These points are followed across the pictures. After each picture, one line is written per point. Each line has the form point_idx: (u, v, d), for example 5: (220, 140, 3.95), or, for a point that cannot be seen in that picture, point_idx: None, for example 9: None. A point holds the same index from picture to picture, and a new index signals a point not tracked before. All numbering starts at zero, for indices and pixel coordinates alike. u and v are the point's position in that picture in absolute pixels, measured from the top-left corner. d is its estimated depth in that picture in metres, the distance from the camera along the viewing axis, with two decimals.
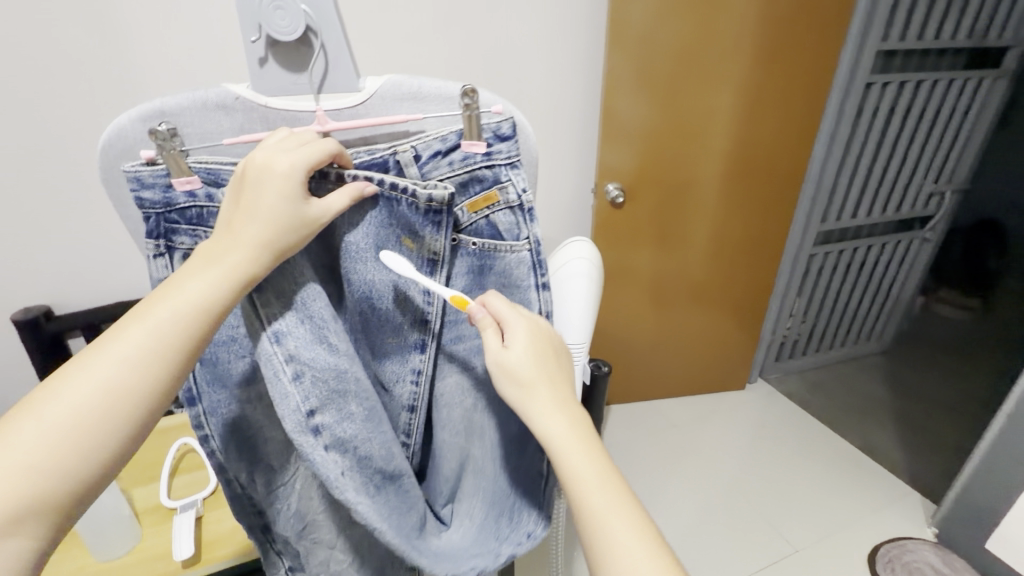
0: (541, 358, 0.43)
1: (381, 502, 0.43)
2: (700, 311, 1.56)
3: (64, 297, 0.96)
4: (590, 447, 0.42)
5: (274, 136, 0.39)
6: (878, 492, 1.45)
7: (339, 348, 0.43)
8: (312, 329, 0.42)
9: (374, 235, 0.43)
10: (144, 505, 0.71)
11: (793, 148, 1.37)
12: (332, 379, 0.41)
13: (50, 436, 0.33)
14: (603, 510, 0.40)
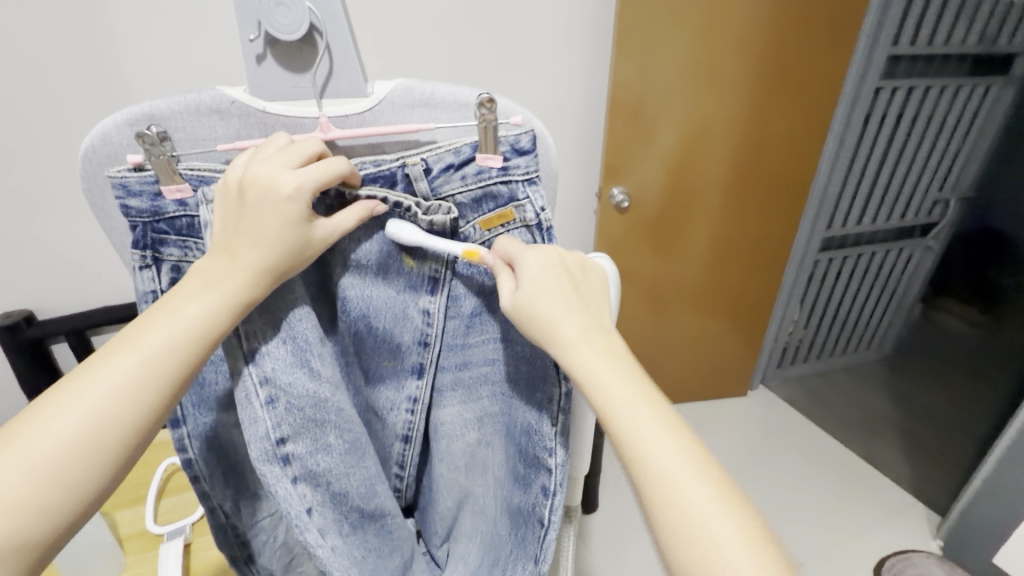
0: (569, 299, 0.39)
1: (353, 543, 0.43)
2: (701, 318, 1.54)
3: (48, 300, 0.93)
4: (652, 403, 0.36)
5: (270, 142, 0.36)
6: (877, 506, 1.44)
7: (321, 375, 0.41)
8: (293, 351, 0.39)
9: (378, 254, 0.43)
10: (130, 530, 0.70)
11: (799, 156, 1.35)
12: (309, 407, 0.40)
13: (31, 468, 0.30)
14: (674, 472, 0.33)
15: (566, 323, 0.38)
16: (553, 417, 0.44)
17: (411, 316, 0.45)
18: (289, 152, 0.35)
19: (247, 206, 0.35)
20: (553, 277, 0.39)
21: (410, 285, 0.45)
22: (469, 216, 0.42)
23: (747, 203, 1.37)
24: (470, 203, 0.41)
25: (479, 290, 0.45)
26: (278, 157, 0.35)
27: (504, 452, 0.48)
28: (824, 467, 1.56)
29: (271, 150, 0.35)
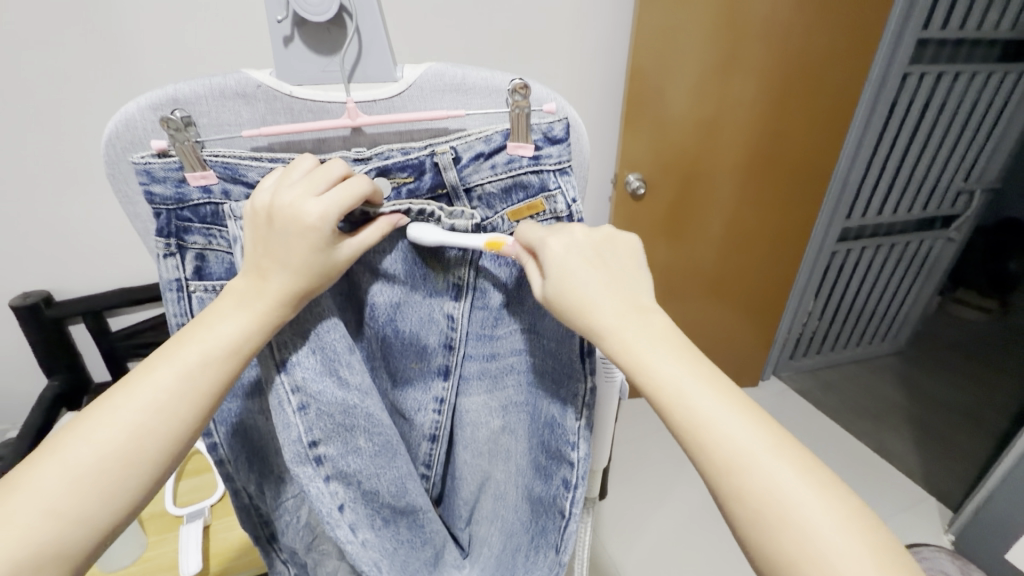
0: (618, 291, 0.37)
1: (386, 536, 0.44)
2: (714, 306, 1.51)
3: (64, 281, 0.93)
4: (705, 376, 0.34)
5: (297, 166, 0.36)
6: (892, 499, 1.39)
7: (350, 383, 0.41)
8: (322, 360, 0.39)
9: (404, 263, 0.44)
10: (151, 511, 0.72)
11: (818, 142, 1.32)
12: (339, 414, 0.39)
13: (73, 479, 0.30)
14: (748, 453, 0.31)
15: (604, 306, 0.36)
16: (577, 412, 0.44)
17: (436, 316, 0.45)
18: (315, 177, 0.35)
19: (275, 226, 0.35)
20: (587, 256, 0.38)
21: (437, 287, 0.45)
22: (498, 206, 0.41)
23: (762, 193, 1.34)
24: (499, 193, 0.41)
25: (509, 279, 0.45)
26: (303, 185, 0.34)
27: (527, 443, 0.48)
28: (837, 459, 1.49)
29: (298, 173, 0.35)
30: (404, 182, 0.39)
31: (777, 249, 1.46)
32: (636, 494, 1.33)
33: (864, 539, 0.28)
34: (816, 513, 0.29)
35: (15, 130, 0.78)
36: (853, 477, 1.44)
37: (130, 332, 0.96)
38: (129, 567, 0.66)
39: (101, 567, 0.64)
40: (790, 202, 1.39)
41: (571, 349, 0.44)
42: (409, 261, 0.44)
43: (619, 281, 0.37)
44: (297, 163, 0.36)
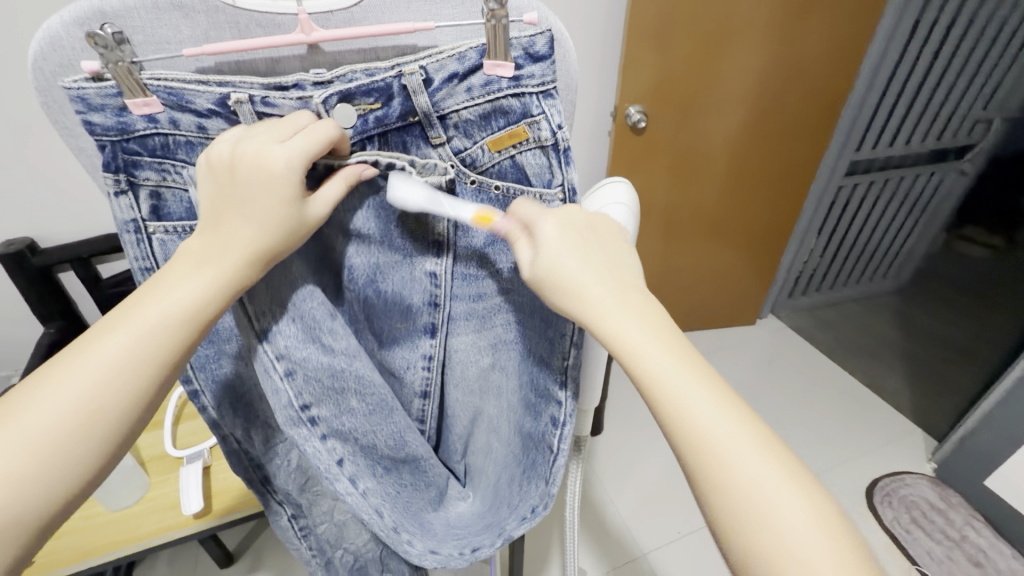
0: (611, 276, 0.35)
1: (388, 482, 0.44)
2: (713, 245, 1.48)
3: (51, 228, 0.92)
4: (684, 366, 0.32)
5: (260, 120, 0.34)
6: (882, 431, 1.42)
7: (335, 348, 0.39)
8: (303, 328, 0.38)
9: (375, 220, 0.41)
10: (149, 455, 0.74)
11: (831, 66, 1.23)
12: (327, 377, 0.38)
13: (35, 437, 0.29)
14: (722, 438, 0.30)
15: (588, 290, 0.34)
16: (565, 352, 0.43)
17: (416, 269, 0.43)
18: (277, 126, 0.33)
19: (236, 177, 0.32)
20: (571, 239, 0.36)
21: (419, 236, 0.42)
22: (477, 135, 0.38)
23: (769, 126, 1.27)
24: (477, 120, 0.38)
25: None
26: (265, 133, 0.32)
27: (516, 380, 0.48)
28: (829, 393, 1.52)
29: (261, 126, 0.33)
30: (371, 109, 0.35)
31: (782, 185, 1.42)
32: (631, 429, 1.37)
33: (828, 534, 0.28)
34: (779, 497, 0.28)
35: None
36: (843, 410, 1.47)
37: (122, 278, 0.95)
38: (133, 506, 0.68)
39: (106, 507, 0.67)
40: (798, 135, 1.33)
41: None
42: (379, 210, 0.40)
43: (604, 261, 0.35)
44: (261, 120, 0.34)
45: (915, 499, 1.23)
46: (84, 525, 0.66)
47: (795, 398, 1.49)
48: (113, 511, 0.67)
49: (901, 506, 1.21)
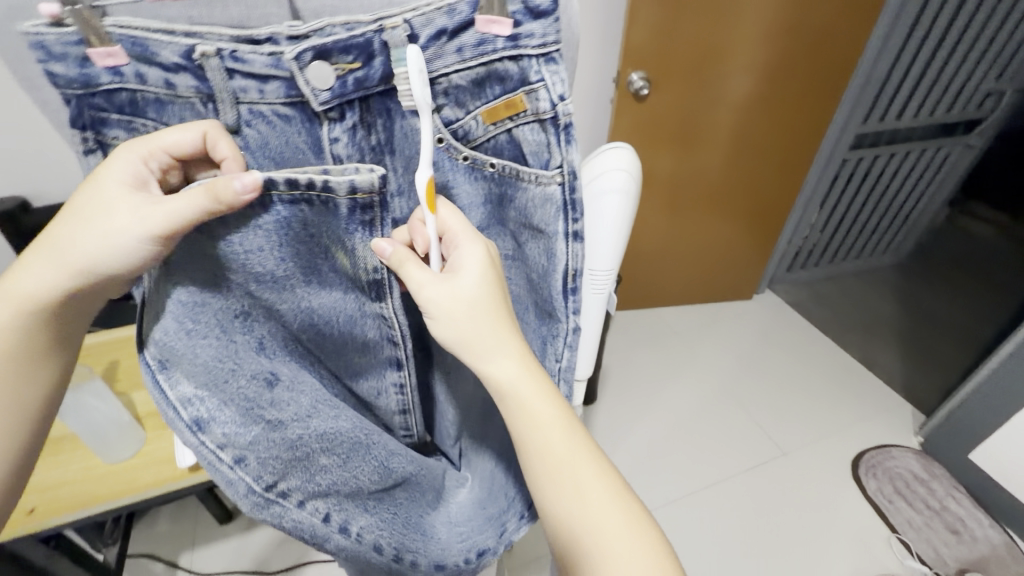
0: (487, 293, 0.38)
1: (383, 509, 0.43)
2: (713, 217, 1.46)
3: (41, 188, 0.90)
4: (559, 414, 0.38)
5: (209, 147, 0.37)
6: (873, 404, 1.44)
7: (283, 419, 0.37)
8: (238, 409, 0.35)
9: (283, 253, 0.36)
10: (146, 409, 0.75)
11: (842, 33, 1.19)
12: (284, 449, 0.36)
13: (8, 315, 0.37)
14: (556, 449, 0.37)
15: (465, 313, 0.37)
16: (560, 351, 0.43)
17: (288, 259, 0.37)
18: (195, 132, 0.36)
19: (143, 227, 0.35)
20: (463, 253, 0.38)
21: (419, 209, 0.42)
22: (470, 105, 0.36)
23: (775, 95, 1.24)
24: (470, 87, 0.35)
25: (486, 198, 0.41)
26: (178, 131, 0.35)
27: None
28: (822, 367, 1.53)
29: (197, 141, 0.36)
30: (349, 70, 0.33)
31: (786, 157, 1.39)
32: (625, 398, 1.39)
33: (625, 513, 0.36)
34: (595, 495, 0.36)
35: None
36: (835, 383, 1.49)
37: None
38: (130, 459, 0.70)
39: (102, 458, 0.69)
40: (805, 105, 1.29)
41: (551, 283, 0.42)
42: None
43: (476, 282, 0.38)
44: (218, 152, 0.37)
45: (899, 470, 1.25)
46: (82, 477, 0.67)
47: (788, 371, 1.50)
48: (110, 463, 0.69)
49: (884, 476, 1.24)
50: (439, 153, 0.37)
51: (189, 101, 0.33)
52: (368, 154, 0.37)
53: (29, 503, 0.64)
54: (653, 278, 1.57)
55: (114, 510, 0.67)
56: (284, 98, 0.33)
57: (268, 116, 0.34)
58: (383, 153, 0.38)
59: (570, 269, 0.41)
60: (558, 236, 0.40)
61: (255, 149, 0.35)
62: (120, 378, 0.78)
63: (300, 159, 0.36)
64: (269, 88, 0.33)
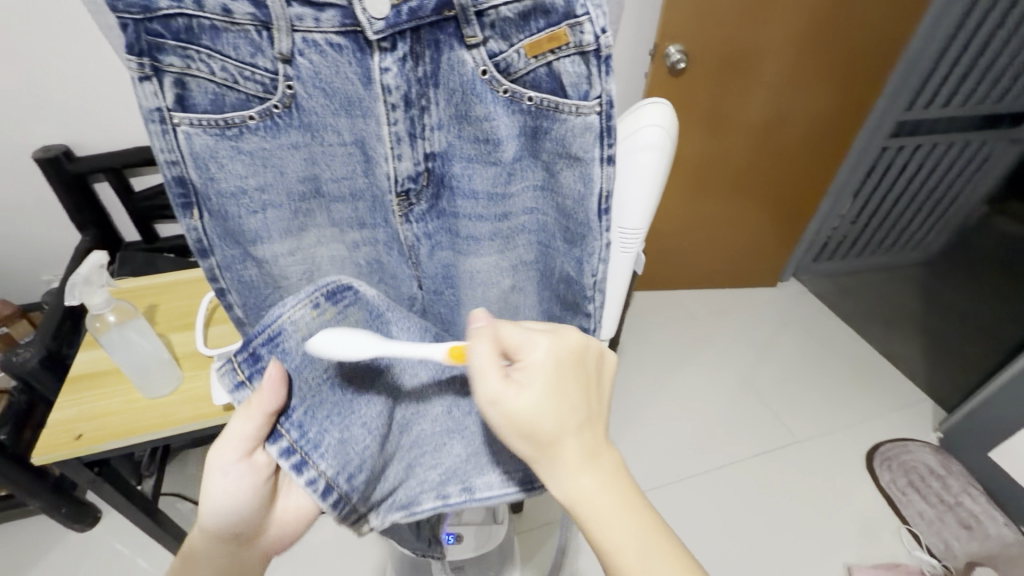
0: (568, 390, 0.36)
1: None
2: (744, 201, 1.43)
3: (83, 138, 0.93)
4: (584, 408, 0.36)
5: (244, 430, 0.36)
6: (893, 398, 1.41)
7: (461, 456, 0.46)
8: (446, 479, 0.45)
9: (314, 432, 0.37)
10: (183, 351, 0.78)
11: (891, 12, 1.14)
12: (479, 458, 0.46)
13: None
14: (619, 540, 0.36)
15: (550, 422, 0.35)
16: (594, 268, 0.46)
17: (355, 434, 0.39)
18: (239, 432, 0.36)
19: (245, 494, 0.39)
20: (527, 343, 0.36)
21: (457, 143, 0.41)
22: (514, 37, 0.37)
23: (818, 74, 1.19)
24: (516, 20, 0.37)
25: (521, 130, 0.41)
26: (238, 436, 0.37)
27: (536, 297, 0.51)
28: (843, 358, 1.51)
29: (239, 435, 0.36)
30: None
31: (823, 140, 1.34)
32: (640, 379, 1.39)
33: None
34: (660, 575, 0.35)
35: None
36: (855, 374, 1.47)
37: (152, 193, 0.99)
38: (170, 396, 0.73)
39: (145, 393, 0.73)
40: (848, 86, 1.24)
41: (586, 207, 0.43)
42: (409, 116, 0.39)
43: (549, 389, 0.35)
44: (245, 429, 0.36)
45: (916, 464, 1.24)
46: (124, 408, 0.71)
47: (807, 361, 1.49)
48: (151, 397, 0.73)
49: (899, 469, 1.23)
50: (482, 85, 0.38)
51: (245, 29, 0.35)
52: (414, 85, 0.38)
53: (77, 431, 0.68)
54: (676, 259, 1.56)
55: (153, 441, 0.71)
56: (339, 27, 0.36)
57: (321, 45, 0.36)
58: (427, 85, 0.39)
59: (604, 192, 0.42)
60: (593, 163, 0.41)
61: (307, 79, 0.37)
62: (157, 318, 0.82)
63: (350, 90, 0.38)
64: (325, 16, 0.35)
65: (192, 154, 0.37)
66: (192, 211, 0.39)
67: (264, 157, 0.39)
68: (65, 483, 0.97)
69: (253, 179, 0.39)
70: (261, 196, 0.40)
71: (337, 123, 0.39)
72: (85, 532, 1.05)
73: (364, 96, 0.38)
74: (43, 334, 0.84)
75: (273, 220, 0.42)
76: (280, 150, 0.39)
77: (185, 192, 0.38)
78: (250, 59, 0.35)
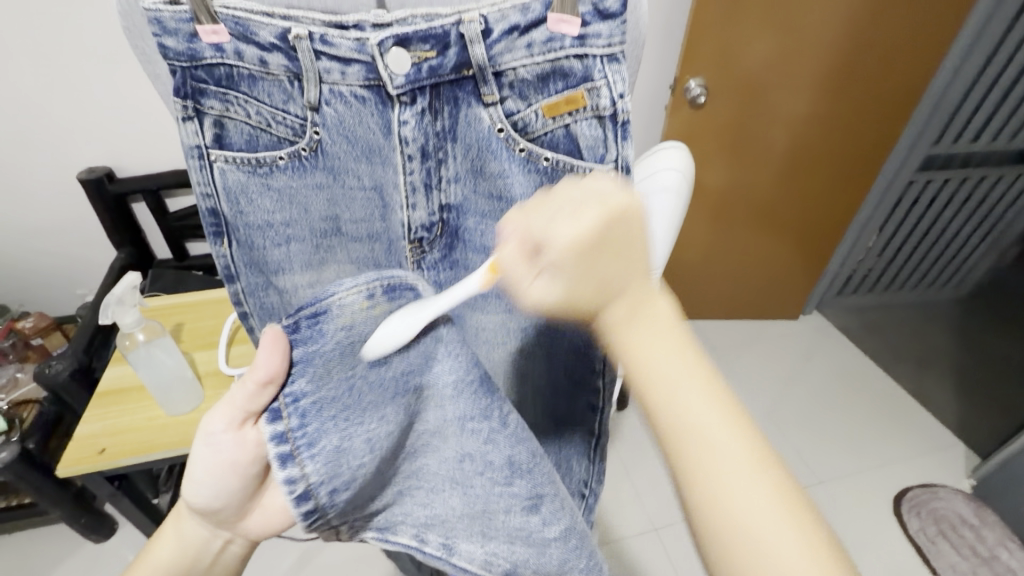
0: (603, 248, 0.30)
1: (568, 550, 0.40)
2: (764, 234, 1.41)
3: (124, 162, 0.98)
4: (624, 275, 0.30)
5: (221, 411, 0.35)
6: (922, 438, 1.35)
7: (450, 511, 0.39)
8: (427, 522, 0.40)
9: (305, 427, 0.32)
10: (205, 369, 0.80)
11: (913, 54, 1.15)
12: (475, 520, 0.39)
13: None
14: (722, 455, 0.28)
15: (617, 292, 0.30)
16: None
17: (356, 446, 0.34)
18: (222, 410, 0.35)
19: (224, 475, 0.36)
20: (555, 210, 0.31)
21: (472, 197, 0.43)
22: (533, 98, 0.40)
23: (840, 112, 1.20)
24: (534, 81, 0.40)
25: (536, 189, 0.42)
26: (219, 421, 0.35)
27: (547, 359, 0.52)
28: (870, 396, 1.46)
29: (218, 425, 0.35)
30: (426, 58, 0.37)
31: (844, 179, 1.34)
32: None
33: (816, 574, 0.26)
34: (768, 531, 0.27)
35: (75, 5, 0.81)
36: (881, 413, 1.41)
37: (185, 214, 1.04)
38: (190, 414, 0.75)
39: (166, 410, 0.75)
40: (871, 124, 1.24)
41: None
42: (425, 167, 0.41)
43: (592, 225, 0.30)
44: (223, 409, 0.35)
45: (947, 512, 1.18)
46: (145, 424, 0.74)
47: (830, 398, 1.44)
48: (173, 414, 0.75)
49: (929, 517, 1.17)
50: (498, 142, 0.41)
51: (278, 79, 0.37)
52: (432, 138, 0.40)
53: (99, 445, 0.71)
54: (695, 291, 1.54)
55: (171, 459, 0.73)
56: (363, 80, 0.38)
57: (346, 96, 0.38)
58: (445, 138, 0.41)
59: None
60: None
61: (331, 126, 0.39)
62: (182, 337, 0.85)
63: (371, 138, 0.40)
64: (350, 71, 0.37)
65: (224, 189, 0.39)
66: (222, 239, 0.41)
67: (291, 196, 0.41)
68: (84, 494, 0.99)
69: (279, 214, 0.41)
70: (287, 231, 0.42)
71: (358, 169, 0.41)
72: (99, 543, 1.06)
73: (383, 146, 0.40)
74: (75, 349, 0.87)
75: (294, 254, 0.43)
76: (305, 189, 0.41)
77: (216, 222, 0.40)
78: (283, 105, 0.38)
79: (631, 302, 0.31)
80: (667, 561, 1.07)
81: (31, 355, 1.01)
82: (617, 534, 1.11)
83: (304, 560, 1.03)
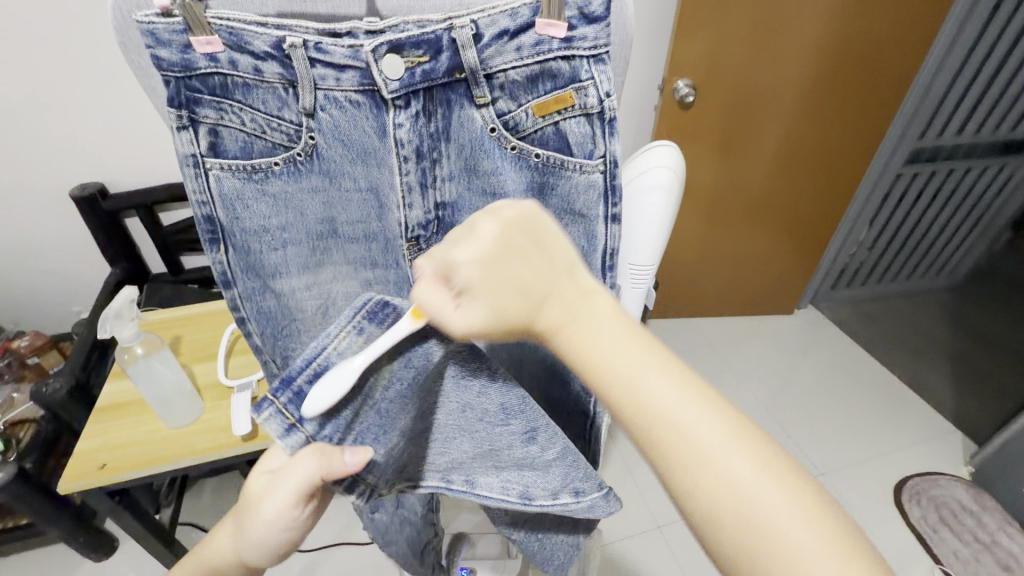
0: (513, 253, 0.30)
1: (566, 474, 0.40)
2: (757, 230, 1.43)
3: (118, 178, 0.98)
4: (544, 274, 0.31)
5: (284, 493, 0.33)
6: (923, 428, 1.36)
7: (465, 456, 0.40)
8: (447, 464, 0.41)
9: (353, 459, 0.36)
10: (205, 380, 0.80)
11: (897, 49, 1.17)
12: (488, 459, 0.40)
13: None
14: (690, 429, 0.29)
15: (545, 289, 0.30)
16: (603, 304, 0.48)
17: (391, 438, 0.37)
18: (287, 492, 0.33)
19: (294, 532, 0.36)
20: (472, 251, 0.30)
21: (466, 195, 0.44)
22: (523, 98, 0.41)
23: (827, 106, 1.21)
24: (524, 82, 0.41)
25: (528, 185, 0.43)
26: (283, 499, 0.33)
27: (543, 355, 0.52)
28: (869, 387, 1.46)
29: (283, 502, 0.33)
30: (419, 62, 0.38)
31: (834, 176, 1.36)
32: None
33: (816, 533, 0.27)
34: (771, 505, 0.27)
35: (68, 23, 0.81)
36: (879, 403, 1.42)
37: (180, 228, 1.04)
38: (190, 426, 0.75)
39: (167, 422, 0.74)
40: (857, 118, 1.26)
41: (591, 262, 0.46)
42: (420, 168, 0.42)
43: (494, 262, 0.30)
44: (287, 492, 0.33)
45: (947, 500, 1.19)
46: (146, 438, 0.73)
47: (829, 391, 1.45)
48: (173, 428, 0.74)
49: (930, 505, 1.18)
50: (489, 141, 0.42)
51: (273, 87, 0.38)
52: (426, 139, 0.41)
53: (100, 460, 0.70)
54: (689, 289, 1.55)
55: (171, 470, 0.72)
56: (358, 86, 0.38)
57: (341, 101, 0.39)
58: (438, 139, 0.42)
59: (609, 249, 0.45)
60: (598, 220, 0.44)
61: (327, 131, 0.40)
62: (179, 349, 0.84)
63: (366, 141, 0.41)
64: (345, 76, 0.38)
65: (220, 196, 0.40)
66: (218, 246, 0.42)
67: (287, 200, 0.41)
68: (85, 512, 0.98)
69: (275, 219, 0.42)
70: (286, 233, 0.43)
71: (353, 171, 0.42)
72: (101, 561, 1.05)
73: (379, 148, 0.41)
74: (72, 365, 0.87)
75: (293, 257, 0.44)
76: (302, 193, 0.41)
77: (213, 229, 0.41)
78: (278, 112, 0.39)
79: (561, 304, 0.31)
80: (671, 557, 1.08)
81: (27, 374, 1.00)
82: (620, 533, 1.11)
83: (308, 571, 1.03)
